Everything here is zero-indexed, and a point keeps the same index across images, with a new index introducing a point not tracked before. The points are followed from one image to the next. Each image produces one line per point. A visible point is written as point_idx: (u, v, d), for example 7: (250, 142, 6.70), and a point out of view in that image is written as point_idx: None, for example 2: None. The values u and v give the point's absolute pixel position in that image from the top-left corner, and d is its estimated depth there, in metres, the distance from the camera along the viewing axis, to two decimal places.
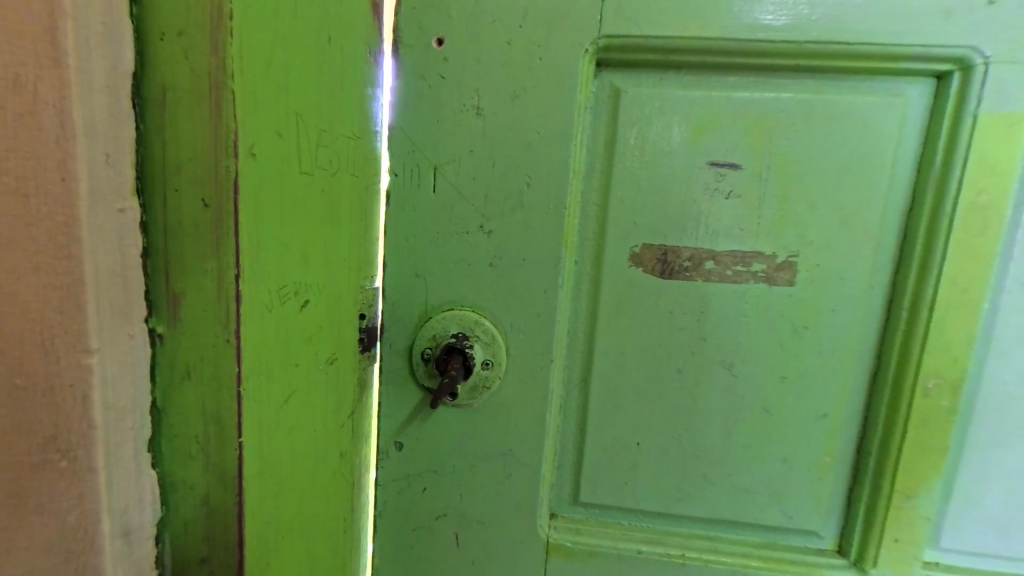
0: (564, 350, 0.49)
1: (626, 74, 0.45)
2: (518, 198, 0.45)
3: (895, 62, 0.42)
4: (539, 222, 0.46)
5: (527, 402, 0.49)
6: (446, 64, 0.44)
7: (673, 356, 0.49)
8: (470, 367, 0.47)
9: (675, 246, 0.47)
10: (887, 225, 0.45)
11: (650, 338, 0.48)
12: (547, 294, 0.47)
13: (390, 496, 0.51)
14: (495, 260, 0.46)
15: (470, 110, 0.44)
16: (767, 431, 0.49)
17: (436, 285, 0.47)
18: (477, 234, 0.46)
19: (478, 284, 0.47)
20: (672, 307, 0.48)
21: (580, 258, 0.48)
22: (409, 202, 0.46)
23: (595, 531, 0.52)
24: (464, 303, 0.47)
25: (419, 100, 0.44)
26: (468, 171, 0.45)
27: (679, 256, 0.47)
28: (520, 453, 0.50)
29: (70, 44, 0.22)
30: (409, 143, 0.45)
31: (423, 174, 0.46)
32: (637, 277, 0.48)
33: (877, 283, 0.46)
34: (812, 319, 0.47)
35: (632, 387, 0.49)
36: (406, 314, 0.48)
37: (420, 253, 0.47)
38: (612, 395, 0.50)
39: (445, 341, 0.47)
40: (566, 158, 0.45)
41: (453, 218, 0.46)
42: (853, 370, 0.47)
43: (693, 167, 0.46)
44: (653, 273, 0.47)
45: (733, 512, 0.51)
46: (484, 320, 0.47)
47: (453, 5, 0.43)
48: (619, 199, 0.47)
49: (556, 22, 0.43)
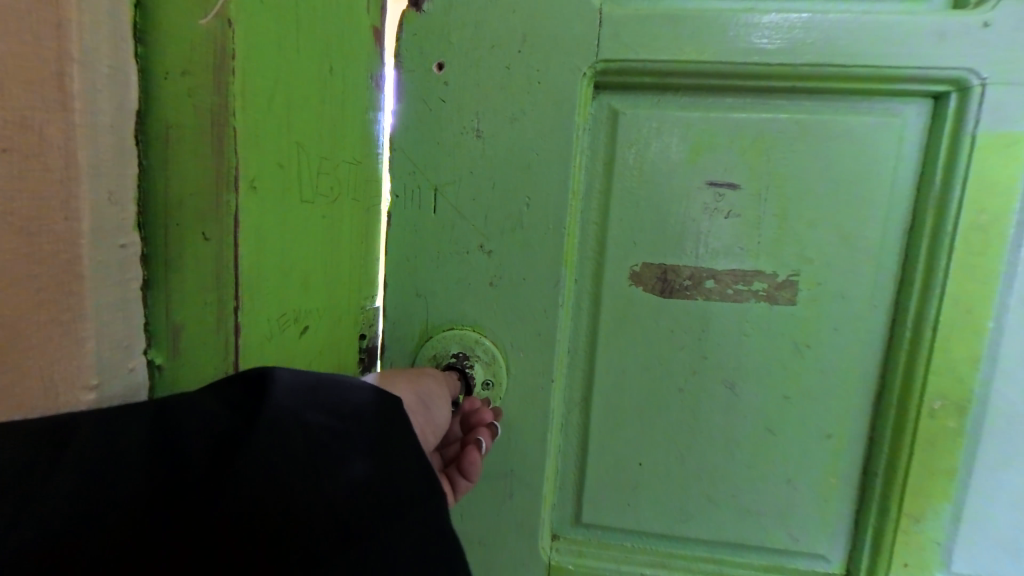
0: (565, 368, 0.49)
1: (624, 96, 0.46)
2: (518, 218, 0.46)
3: (890, 83, 0.42)
4: (539, 242, 0.46)
5: (527, 421, 0.49)
6: (446, 88, 0.45)
7: (674, 375, 0.48)
8: (469, 385, 0.47)
9: (674, 265, 0.47)
10: (887, 243, 0.45)
11: (650, 357, 0.48)
12: (547, 313, 0.47)
13: None
14: (496, 279, 0.47)
15: (470, 132, 0.45)
16: (769, 450, 0.48)
17: (437, 305, 0.47)
18: (477, 254, 0.46)
19: (478, 303, 0.47)
20: (673, 325, 0.48)
21: (579, 276, 0.48)
22: (409, 221, 0.47)
23: (597, 552, 0.52)
24: (465, 322, 0.47)
25: (419, 123, 0.45)
26: (468, 192, 0.46)
27: (678, 274, 0.47)
28: (520, 473, 0.49)
29: (77, 86, 0.23)
30: (410, 165, 0.46)
31: (424, 195, 0.46)
32: (637, 296, 0.48)
33: (880, 302, 0.45)
34: (814, 338, 0.46)
35: (633, 405, 0.49)
36: (406, 333, 0.48)
37: (420, 273, 0.47)
38: (614, 414, 0.49)
39: (446, 359, 0.48)
40: (564, 179, 0.45)
41: (454, 238, 0.46)
42: (857, 390, 0.47)
43: (691, 188, 0.46)
44: (652, 291, 0.47)
45: (738, 534, 0.50)
46: (483, 339, 0.47)
47: (453, 31, 0.44)
48: (618, 218, 0.47)
49: (554, 48, 0.44)
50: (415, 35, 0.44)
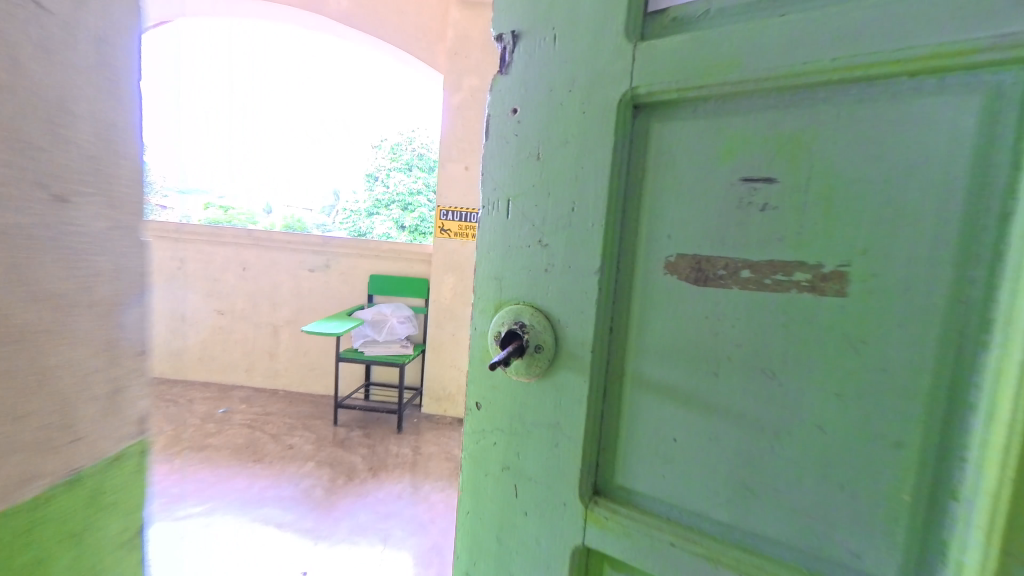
0: (602, 345, 0.54)
1: (664, 112, 0.49)
2: (566, 220, 0.54)
3: (961, 55, 0.35)
4: (582, 237, 0.53)
5: (570, 383, 0.54)
6: (518, 125, 0.56)
7: (709, 358, 0.48)
8: (523, 347, 0.55)
9: (709, 254, 0.47)
10: (972, 243, 0.35)
11: (686, 339, 0.49)
12: (585, 301, 0.53)
13: (470, 445, 0.64)
14: (549, 265, 0.55)
15: (533, 156, 0.55)
16: (820, 451, 0.42)
17: (505, 287, 0.59)
18: (536, 245, 0.56)
19: (536, 286, 0.56)
20: (709, 313, 0.47)
21: (620, 270, 0.53)
22: (492, 224, 0.60)
23: (630, 515, 0.53)
24: (524, 299, 0.57)
25: (499, 154, 0.58)
26: (531, 202, 0.56)
27: (713, 264, 0.47)
28: (565, 426, 0.55)
29: None
30: (493, 183, 0.59)
31: (501, 205, 0.58)
32: (671, 284, 0.50)
33: (964, 311, 0.36)
34: (871, 334, 0.40)
35: (667, 384, 0.50)
36: (485, 306, 0.60)
37: (495, 262, 0.59)
38: (650, 390, 0.52)
39: (509, 325, 0.57)
40: (602, 189, 0.51)
41: (519, 236, 0.57)
42: (936, 404, 0.37)
43: (724, 184, 0.46)
44: (687, 279, 0.49)
45: (782, 534, 0.45)
46: (537, 312, 0.56)
47: (525, 82, 0.55)
48: (653, 214, 0.50)
49: (597, 81, 0.51)
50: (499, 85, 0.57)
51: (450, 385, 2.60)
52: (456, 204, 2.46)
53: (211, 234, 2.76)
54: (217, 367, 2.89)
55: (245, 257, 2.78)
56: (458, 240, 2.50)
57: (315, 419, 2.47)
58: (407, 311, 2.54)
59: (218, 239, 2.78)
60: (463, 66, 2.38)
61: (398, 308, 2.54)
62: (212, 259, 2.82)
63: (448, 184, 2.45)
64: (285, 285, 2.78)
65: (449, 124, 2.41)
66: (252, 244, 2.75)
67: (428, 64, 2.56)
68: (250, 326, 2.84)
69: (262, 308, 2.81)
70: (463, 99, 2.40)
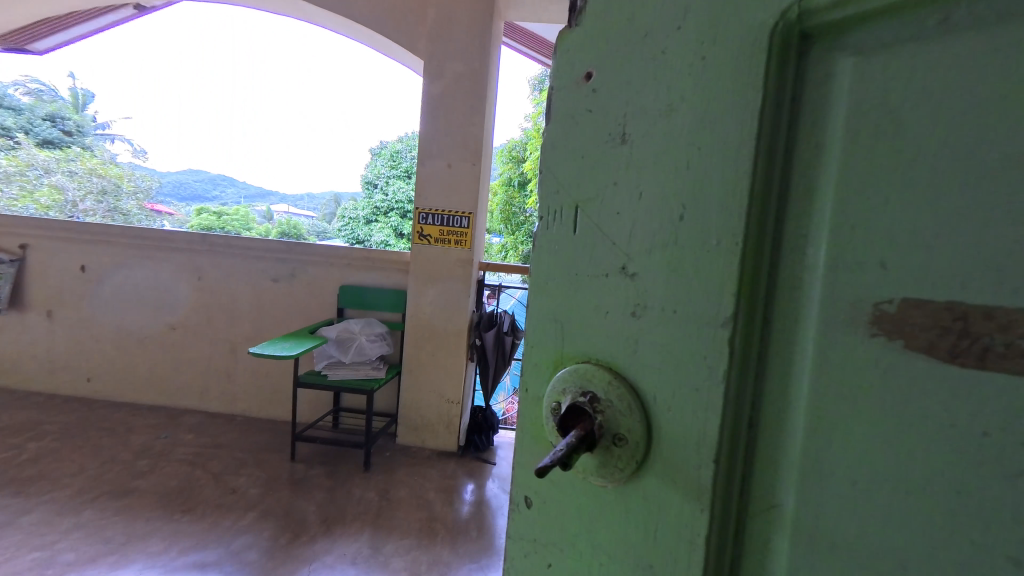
0: (732, 441, 0.31)
1: (866, 37, 0.27)
2: (673, 235, 0.31)
3: None
4: (693, 271, 0.31)
5: (676, 497, 0.31)
6: (594, 97, 0.35)
7: (963, 485, 0.23)
8: (595, 438, 0.33)
9: (971, 288, 0.23)
10: None
11: (911, 445, 0.24)
12: (706, 379, 0.30)
13: (516, 560, 0.40)
14: (639, 310, 0.33)
15: (616, 139, 0.34)
16: None
17: (580, 349, 0.36)
18: (620, 276, 0.34)
19: (619, 345, 0.34)
20: (968, 400, 0.23)
21: (776, 320, 0.30)
22: (552, 241, 0.38)
23: None
24: (596, 365, 0.35)
25: (562, 139, 0.37)
26: (613, 207, 0.34)
27: (972, 304, 0.23)
28: (667, 563, 0.32)
29: None
30: (554, 181, 0.38)
31: (566, 215, 0.37)
32: (873, 341, 0.26)
33: None
34: None
35: (865, 522, 0.26)
36: (539, 359, 0.39)
37: (552, 307, 0.38)
38: (826, 525, 0.27)
39: (572, 396, 0.35)
40: (743, 184, 0.29)
41: (592, 260, 0.35)
42: None
43: (997, 153, 0.22)
44: (919, 331, 0.24)
45: None
46: (618, 381, 0.34)
47: (606, 25, 0.35)
48: (838, 229, 0.27)
49: (725, 8, 0.29)
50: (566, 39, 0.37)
51: (430, 413, 2.26)
52: (438, 206, 2.15)
53: (161, 237, 2.44)
54: (166, 388, 2.55)
55: (200, 265, 2.46)
56: (440, 247, 2.18)
57: (271, 452, 2.12)
58: (378, 328, 2.22)
59: (170, 244, 2.46)
60: (446, 50, 2.09)
61: (367, 324, 2.22)
62: (163, 266, 2.50)
63: (428, 183, 2.14)
64: (245, 297, 2.45)
65: (430, 114, 2.10)
66: (208, 249, 2.43)
67: (408, 48, 2.26)
68: (205, 342, 2.50)
69: (219, 322, 2.48)
70: (445, 86, 2.09)
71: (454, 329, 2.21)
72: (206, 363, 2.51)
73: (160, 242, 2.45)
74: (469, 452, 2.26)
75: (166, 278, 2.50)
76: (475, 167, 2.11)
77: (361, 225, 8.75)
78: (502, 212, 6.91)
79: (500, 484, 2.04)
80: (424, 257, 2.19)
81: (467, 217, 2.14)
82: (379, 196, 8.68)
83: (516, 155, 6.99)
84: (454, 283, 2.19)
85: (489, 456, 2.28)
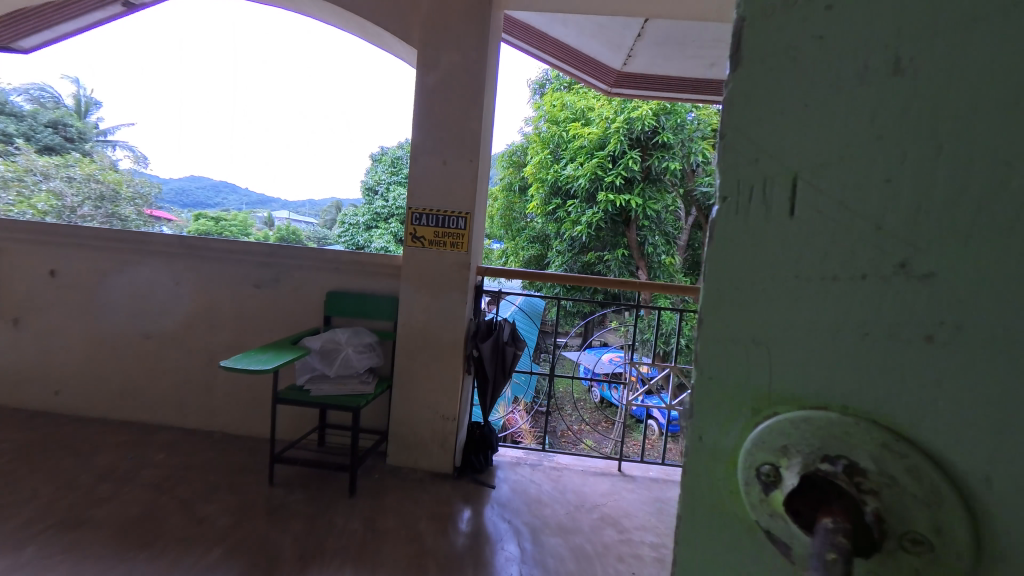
0: None
1: None
2: (1002, 203, 0.26)
3: None
4: (1018, 284, 0.26)
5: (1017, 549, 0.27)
6: (830, 14, 0.30)
7: None
8: (872, 541, 0.29)
9: None
10: None
11: None
12: None
13: None
14: (934, 331, 0.28)
15: (888, 67, 0.28)
16: None
17: (810, 375, 0.31)
18: (898, 290, 0.29)
19: (882, 370, 0.29)
20: None
21: None
22: (753, 218, 0.33)
23: None
24: (850, 404, 0.30)
25: (776, 87, 0.32)
26: (879, 169, 0.29)
27: None
28: None
29: None
30: (756, 153, 0.33)
31: (776, 189, 0.32)
32: None
33: None
34: None
35: None
36: (737, 400, 0.34)
37: (765, 319, 0.33)
38: None
39: (809, 462, 0.31)
40: None
41: (844, 257, 0.30)
42: None
43: None
44: None
45: None
46: (898, 444, 0.29)
47: None
48: None
49: None
50: (762, 6, 0.32)
51: (423, 431, 2.08)
52: (433, 205, 1.99)
53: (135, 240, 2.27)
54: (140, 403, 2.37)
55: (178, 269, 2.29)
56: (435, 250, 2.01)
57: (249, 474, 1.94)
58: (367, 338, 2.04)
59: (144, 247, 2.28)
60: (440, 37, 1.93)
61: (354, 334, 2.04)
62: (137, 271, 2.32)
63: (422, 181, 1.98)
64: (226, 304, 2.28)
65: (424, 107, 1.95)
66: (186, 253, 2.26)
67: (401, 38, 2.11)
68: (182, 353, 2.32)
69: (197, 331, 2.30)
70: (441, 76, 1.93)
71: (450, 339, 2.04)
72: (184, 375, 2.33)
73: (134, 245, 2.28)
74: (465, 474, 2.06)
75: (140, 284, 2.32)
76: (473, 164, 1.95)
77: (360, 231, 8.63)
78: (504, 218, 6.74)
79: (500, 512, 1.84)
80: (418, 261, 2.02)
81: (464, 217, 1.98)
82: (379, 202, 8.61)
83: (516, 159, 6.85)
84: (450, 289, 2.01)
85: (488, 478, 2.08)
